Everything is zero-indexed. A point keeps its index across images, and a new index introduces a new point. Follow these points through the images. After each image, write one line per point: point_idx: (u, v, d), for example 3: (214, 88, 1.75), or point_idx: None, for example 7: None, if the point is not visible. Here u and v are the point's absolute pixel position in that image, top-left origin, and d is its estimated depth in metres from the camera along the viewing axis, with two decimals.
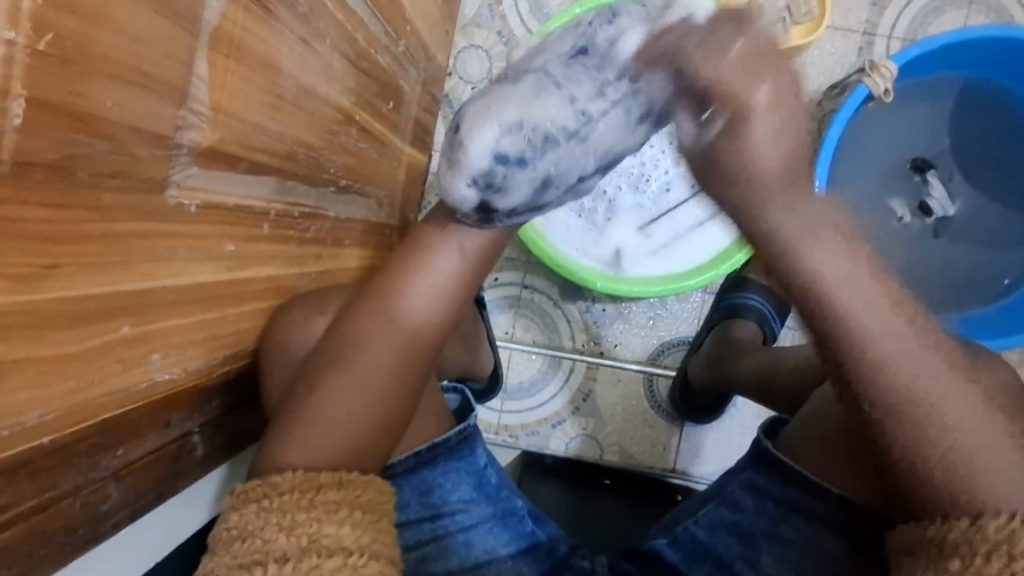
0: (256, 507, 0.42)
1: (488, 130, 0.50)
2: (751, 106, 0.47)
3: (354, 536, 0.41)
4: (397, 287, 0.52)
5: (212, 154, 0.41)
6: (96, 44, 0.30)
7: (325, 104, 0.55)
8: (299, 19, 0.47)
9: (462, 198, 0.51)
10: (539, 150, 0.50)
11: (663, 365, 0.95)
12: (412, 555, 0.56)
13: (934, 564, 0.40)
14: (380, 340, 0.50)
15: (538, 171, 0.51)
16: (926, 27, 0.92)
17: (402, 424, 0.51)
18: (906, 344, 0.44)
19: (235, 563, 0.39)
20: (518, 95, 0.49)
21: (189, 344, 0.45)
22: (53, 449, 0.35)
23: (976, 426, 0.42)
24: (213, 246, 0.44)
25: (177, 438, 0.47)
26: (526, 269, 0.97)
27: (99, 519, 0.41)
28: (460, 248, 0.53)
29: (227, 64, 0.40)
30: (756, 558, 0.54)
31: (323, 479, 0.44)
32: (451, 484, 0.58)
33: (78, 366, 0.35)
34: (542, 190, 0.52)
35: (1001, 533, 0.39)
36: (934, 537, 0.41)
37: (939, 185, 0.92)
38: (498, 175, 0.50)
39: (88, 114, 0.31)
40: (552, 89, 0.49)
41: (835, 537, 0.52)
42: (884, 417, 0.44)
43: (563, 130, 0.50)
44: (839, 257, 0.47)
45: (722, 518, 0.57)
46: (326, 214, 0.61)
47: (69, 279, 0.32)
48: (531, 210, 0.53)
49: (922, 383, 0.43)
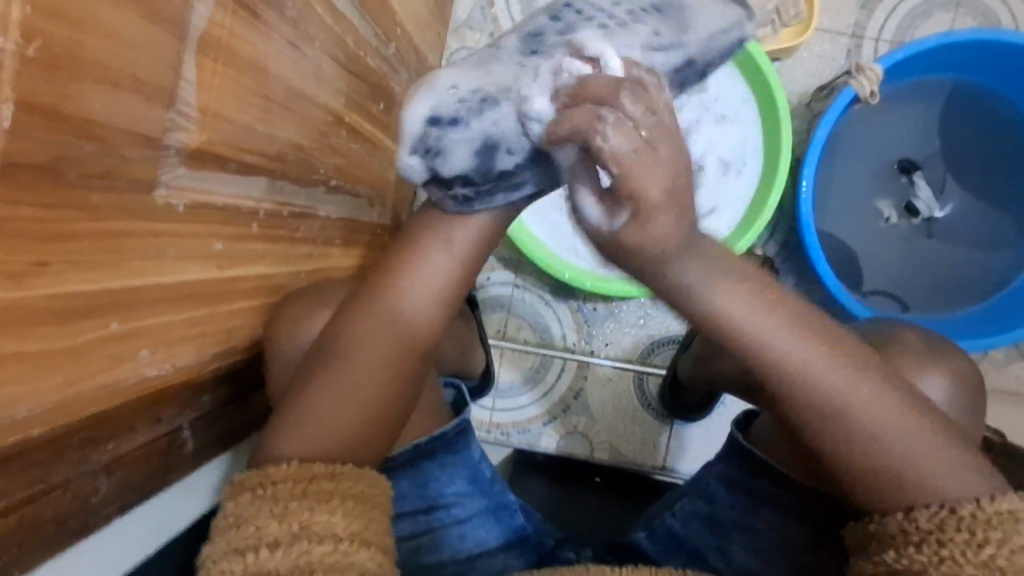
0: (250, 495, 0.43)
1: (424, 97, 0.53)
2: (644, 198, 0.38)
3: (345, 523, 0.42)
4: (394, 285, 0.52)
5: (202, 154, 0.42)
6: (84, 50, 0.31)
7: (315, 106, 0.56)
8: (287, 23, 0.48)
9: (411, 167, 0.55)
10: (475, 111, 0.52)
11: (652, 364, 0.96)
12: (407, 544, 0.58)
13: (878, 557, 0.44)
14: (379, 336, 0.51)
15: (475, 131, 0.52)
16: (914, 30, 0.93)
17: (405, 411, 0.53)
18: (825, 370, 0.43)
19: (230, 548, 0.41)
20: (459, 66, 0.53)
21: (179, 341, 0.46)
22: (45, 442, 0.36)
23: (904, 428, 0.43)
24: (202, 245, 0.45)
25: (167, 432, 0.48)
26: (518, 268, 0.98)
27: (90, 511, 0.42)
28: (451, 246, 0.54)
29: (215, 67, 0.41)
30: (729, 547, 0.56)
31: (316, 470, 0.45)
32: (448, 478, 0.59)
33: (68, 363, 0.36)
34: (485, 151, 0.52)
35: (932, 522, 0.42)
36: (875, 531, 0.44)
37: (925, 187, 0.92)
38: (435, 139, 0.53)
39: (76, 116, 0.31)
40: (495, 57, 0.53)
41: (797, 526, 0.54)
42: (821, 436, 0.44)
43: (503, 94, 0.51)
44: (743, 293, 0.43)
45: (698, 511, 0.59)
46: (317, 214, 0.62)
47: (58, 276, 0.33)
48: (491, 181, 0.53)
49: (851, 398, 0.43)
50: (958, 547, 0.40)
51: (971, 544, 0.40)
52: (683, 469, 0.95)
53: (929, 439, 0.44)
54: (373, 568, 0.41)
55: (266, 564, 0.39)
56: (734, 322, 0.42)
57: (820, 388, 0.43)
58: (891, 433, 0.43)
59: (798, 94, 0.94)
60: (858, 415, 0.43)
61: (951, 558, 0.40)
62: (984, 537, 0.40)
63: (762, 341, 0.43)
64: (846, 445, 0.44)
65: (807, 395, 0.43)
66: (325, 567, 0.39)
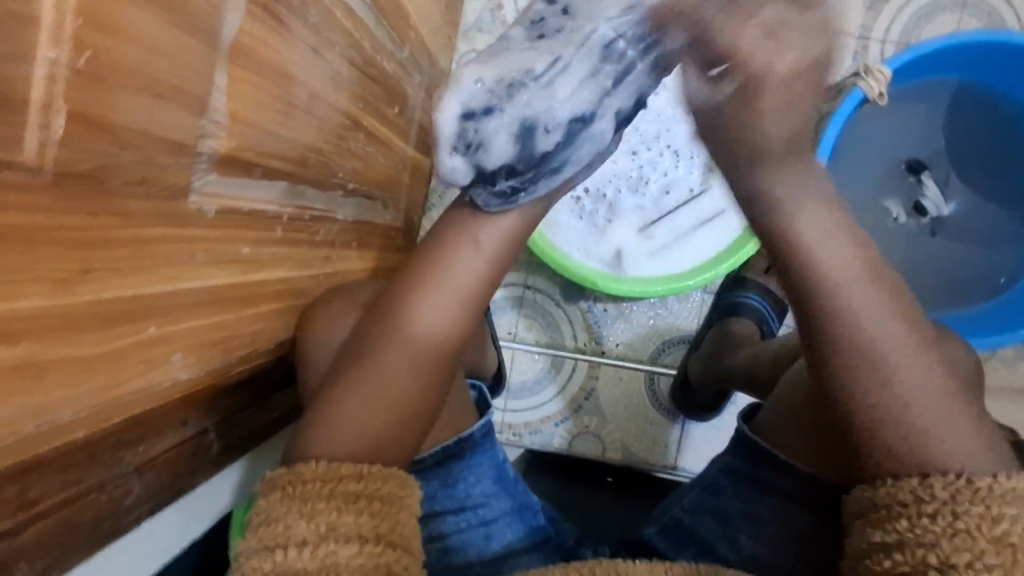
0: (280, 494, 0.44)
1: (453, 97, 0.52)
2: (765, 79, 0.47)
3: (372, 525, 0.43)
4: (416, 288, 0.53)
5: (232, 160, 0.43)
6: (126, 60, 0.31)
7: (334, 111, 0.56)
8: (310, 29, 0.49)
9: (452, 166, 0.54)
10: (504, 98, 0.52)
11: (663, 364, 0.97)
12: (434, 545, 0.59)
13: (884, 524, 0.43)
14: (404, 336, 0.52)
15: (511, 117, 0.52)
16: (919, 30, 0.94)
17: (436, 406, 0.53)
18: (874, 310, 0.46)
19: (261, 546, 0.41)
20: (478, 58, 0.53)
21: (207, 344, 0.46)
22: (84, 443, 0.37)
23: (931, 394, 0.45)
24: (229, 250, 0.46)
25: (194, 435, 0.48)
26: (529, 269, 0.98)
27: (123, 512, 0.42)
28: (478, 245, 0.54)
29: (243, 75, 0.42)
30: (736, 537, 0.57)
31: (344, 471, 0.46)
32: (474, 478, 0.60)
33: (107, 366, 0.37)
34: (523, 136, 0.53)
35: (947, 491, 0.41)
36: (885, 499, 0.43)
37: (933, 185, 0.93)
38: (472, 133, 0.53)
39: (118, 125, 0.32)
40: (510, 47, 0.53)
41: (804, 513, 0.55)
42: (851, 382, 0.46)
43: (531, 78, 0.52)
44: (823, 218, 0.49)
45: (706, 503, 0.59)
46: (335, 217, 0.63)
47: (98, 282, 0.34)
48: (534, 168, 0.54)
49: (890, 350, 0.46)
50: (972, 520, 0.40)
51: (985, 518, 0.40)
52: (691, 468, 0.96)
53: (953, 411, 0.45)
54: (399, 570, 0.42)
55: (294, 563, 0.40)
56: (803, 241, 0.48)
57: (866, 336, 0.46)
58: (916, 392, 0.45)
59: None
60: (890, 374, 0.45)
61: (965, 530, 0.39)
62: (998, 512, 0.40)
63: (814, 272, 0.48)
64: (874, 398, 0.45)
65: (846, 341, 0.46)
66: (350, 569, 0.40)
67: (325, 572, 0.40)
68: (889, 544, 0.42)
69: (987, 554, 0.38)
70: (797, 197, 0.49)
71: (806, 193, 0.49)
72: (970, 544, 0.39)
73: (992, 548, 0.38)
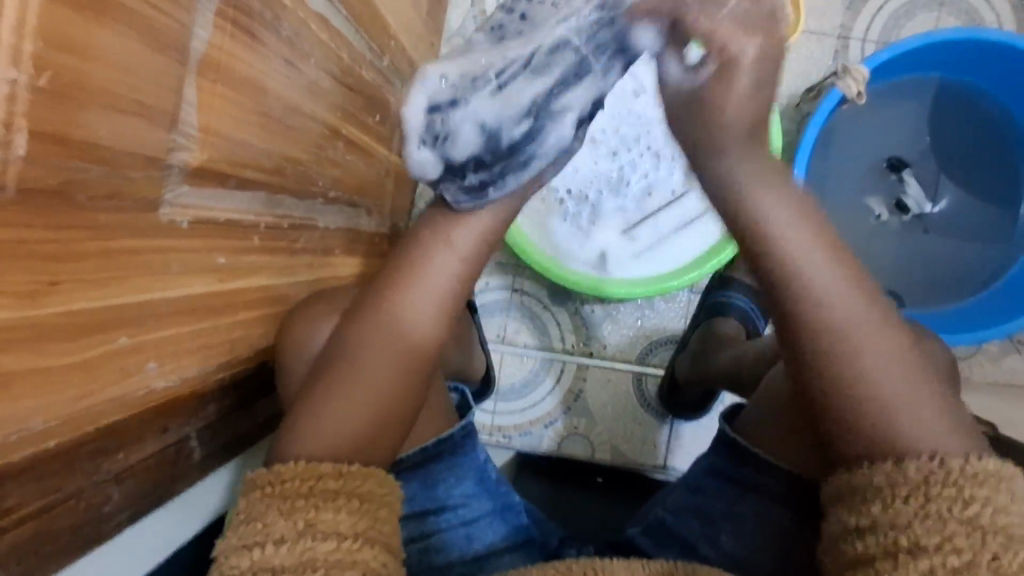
0: (259, 494, 0.45)
1: (418, 93, 0.54)
2: (740, 60, 0.52)
3: (350, 522, 0.43)
4: (397, 288, 0.55)
5: (204, 172, 0.44)
6: (90, 78, 0.32)
7: (312, 121, 0.57)
8: (283, 42, 0.49)
9: (422, 161, 0.56)
10: (468, 95, 0.54)
11: (651, 364, 0.98)
12: (416, 545, 0.59)
13: (859, 508, 0.43)
14: (388, 334, 0.53)
15: (473, 114, 0.54)
16: (899, 30, 0.94)
17: (418, 406, 0.54)
18: (851, 295, 0.49)
19: (240, 544, 0.42)
20: (446, 59, 0.55)
21: (185, 353, 0.47)
22: (59, 452, 0.37)
23: (904, 382, 0.46)
24: (205, 259, 0.47)
25: (174, 442, 0.49)
26: (516, 273, 0.99)
27: (102, 519, 0.43)
28: (453, 247, 0.56)
29: (214, 88, 0.42)
30: (716, 538, 0.57)
31: (324, 469, 0.46)
32: (455, 479, 0.61)
33: (80, 376, 0.37)
34: (489, 133, 0.55)
35: (922, 473, 0.42)
36: (862, 482, 0.44)
37: (914, 182, 0.94)
38: (440, 124, 0.55)
39: (84, 140, 0.33)
40: (473, 48, 0.56)
41: (781, 511, 0.56)
42: (829, 364, 0.48)
43: (495, 75, 0.54)
44: (787, 206, 0.52)
45: (686, 502, 0.60)
46: (316, 225, 0.64)
47: (68, 295, 0.35)
48: (501, 160, 0.56)
49: (853, 329, 0.48)
50: (944, 503, 0.41)
51: (957, 500, 0.40)
52: (680, 467, 0.97)
53: (928, 404, 0.46)
54: (377, 566, 0.42)
55: (272, 559, 0.41)
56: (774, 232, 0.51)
57: (834, 316, 0.48)
58: (887, 370, 0.47)
59: (786, 94, 0.95)
60: (865, 365, 0.47)
61: (937, 513, 0.40)
62: (970, 495, 0.41)
63: (784, 245, 0.51)
64: (844, 373, 0.47)
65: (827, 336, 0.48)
66: (327, 565, 0.41)
67: (301, 568, 0.40)
68: (863, 527, 0.42)
69: (956, 535, 0.39)
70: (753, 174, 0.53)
71: (766, 182, 0.53)
72: (941, 526, 0.40)
73: (963, 531, 0.39)
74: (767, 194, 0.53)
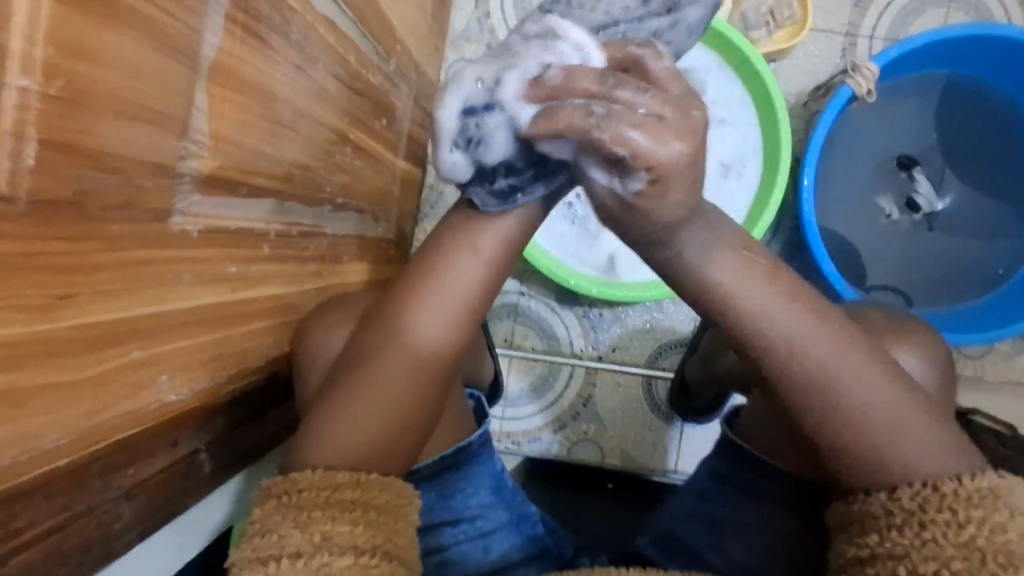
0: (275, 504, 0.44)
1: (453, 98, 0.49)
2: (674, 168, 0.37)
3: (366, 537, 0.42)
4: (413, 299, 0.51)
5: (214, 180, 0.43)
6: (103, 85, 0.31)
7: (321, 126, 0.56)
8: (292, 46, 0.49)
9: (453, 167, 0.50)
10: (510, 94, 0.47)
11: (661, 367, 0.97)
12: (432, 558, 0.58)
13: (859, 539, 0.44)
14: (404, 345, 0.51)
15: (511, 118, 0.47)
16: (907, 27, 0.94)
17: (432, 418, 0.53)
18: (836, 359, 0.43)
19: (256, 555, 0.41)
20: (484, 58, 0.49)
21: (196, 365, 0.46)
22: (69, 470, 0.36)
23: (909, 427, 0.43)
24: (216, 269, 0.46)
25: (185, 456, 0.48)
26: (523, 277, 0.98)
27: (112, 538, 0.41)
28: (478, 251, 0.51)
29: (225, 94, 0.42)
30: (726, 545, 0.56)
31: (341, 478, 0.45)
32: (472, 489, 0.60)
33: (92, 391, 0.36)
34: (527, 139, 0.48)
35: (914, 501, 0.42)
36: (858, 512, 0.44)
37: (925, 181, 0.93)
38: (474, 129, 0.48)
39: (97, 149, 0.32)
40: (512, 42, 0.48)
41: (792, 517, 0.54)
42: (831, 434, 0.44)
43: (537, 67, 0.46)
44: (732, 262, 0.43)
45: (694, 509, 0.59)
46: (324, 232, 0.63)
47: (81, 307, 0.34)
48: (537, 166, 0.49)
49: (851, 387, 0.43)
50: (939, 529, 0.40)
51: (952, 524, 0.40)
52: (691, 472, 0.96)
53: (936, 437, 0.44)
54: None
55: (286, 574, 0.39)
56: (727, 290, 0.43)
57: (822, 377, 0.43)
58: (875, 416, 0.43)
59: (794, 94, 0.95)
60: (862, 425, 0.43)
61: (931, 539, 0.40)
62: (965, 517, 0.40)
63: (775, 328, 0.42)
64: (831, 436, 0.44)
65: (814, 414, 0.43)
66: None
67: None
68: (863, 557, 0.43)
69: (954, 560, 0.39)
70: (705, 235, 0.42)
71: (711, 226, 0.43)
72: (937, 553, 0.39)
73: (959, 555, 0.39)
74: (713, 255, 0.42)
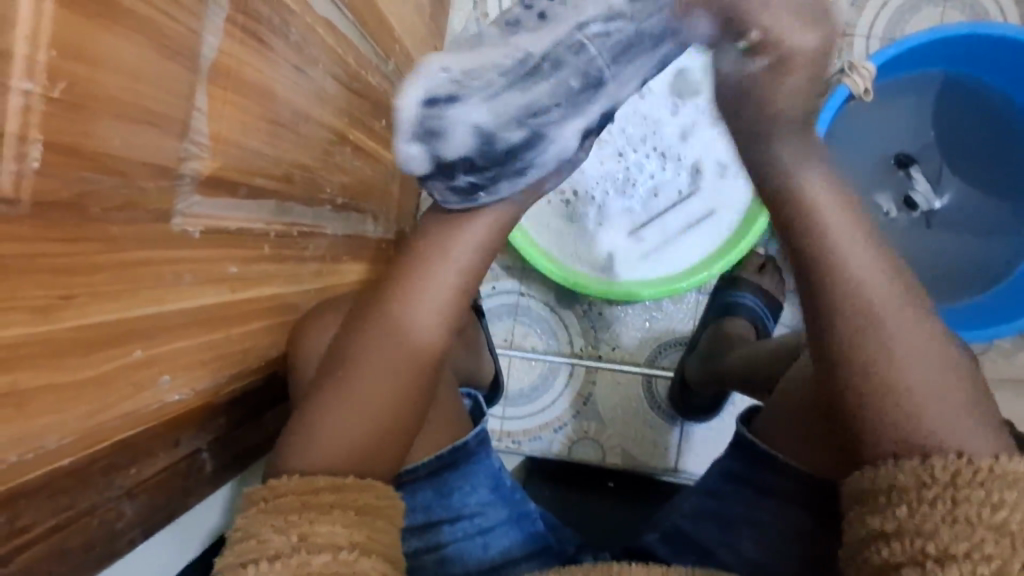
0: (256, 510, 0.44)
1: (414, 91, 0.52)
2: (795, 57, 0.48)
3: (346, 533, 0.43)
4: (398, 301, 0.53)
5: (215, 181, 0.43)
6: (104, 87, 0.32)
7: (320, 127, 0.57)
8: (291, 48, 0.49)
9: (412, 158, 0.54)
10: (468, 99, 0.51)
11: (660, 365, 0.97)
12: (430, 555, 0.58)
13: (884, 511, 0.41)
14: (391, 347, 0.52)
15: (467, 121, 0.51)
16: (904, 25, 0.94)
17: (417, 422, 0.53)
18: (892, 299, 0.46)
19: (236, 562, 0.41)
20: (455, 54, 0.52)
21: (197, 364, 0.47)
22: (71, 470, 0.37)
23: (941, 386, 0.44)
24: (217, 269, 0.46)
25: (186, 455, 0.48)
26: (523, 276, 0.98)
27: (115, 536, 0.42)
28: (451, 259, 0.55)
29: (225, 96, 0.42)
30: (729, 542, 0.57)
31: (320, 482, 0.46)
32: (470, 487, 0.60)
33: (94, 391, 0.37)
34: (483, 136, 0.52)
35: (948, 472, 0.41)
36: (885, 484, 0.42)
37: (923, 179, 0.93)
38: (434, 121, 0.52)
39: (97, 150, 0.32)
40: (481, 43, 0.52)
41: (801, 514, 0.55)
42: (869, 370, 0.45)
43: (498, 78, 0.51)
44: (827, 185, 0.50)
45: (709, 507, 0.59)
46: (324, 231, 0.63)
47: (82, 308, 0.34)
48: (494, 165, 0.54)
49: (893, 322, 0.46)
50: (972, 509, 0.39)
51: (984, 504, 0.39)
52: (692, 470, 0.96)
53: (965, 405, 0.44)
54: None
55: None
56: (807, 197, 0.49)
57: (870, 305, 0.46)
58: (913, 360, 0.45)
59: None
60: (902, 367, 0.45)
61: (964, 517, 0.38)
62: (998, 500, 0.39)
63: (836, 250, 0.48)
64: (867, 374, 0.45)
65: (857, 343, 0.46)
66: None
67: None
68: (888, 531, 0.40)
69: (986, 541, 0.37)
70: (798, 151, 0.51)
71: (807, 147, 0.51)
72: (970, 533, 0.38)
73: (991, 537, 0.37)
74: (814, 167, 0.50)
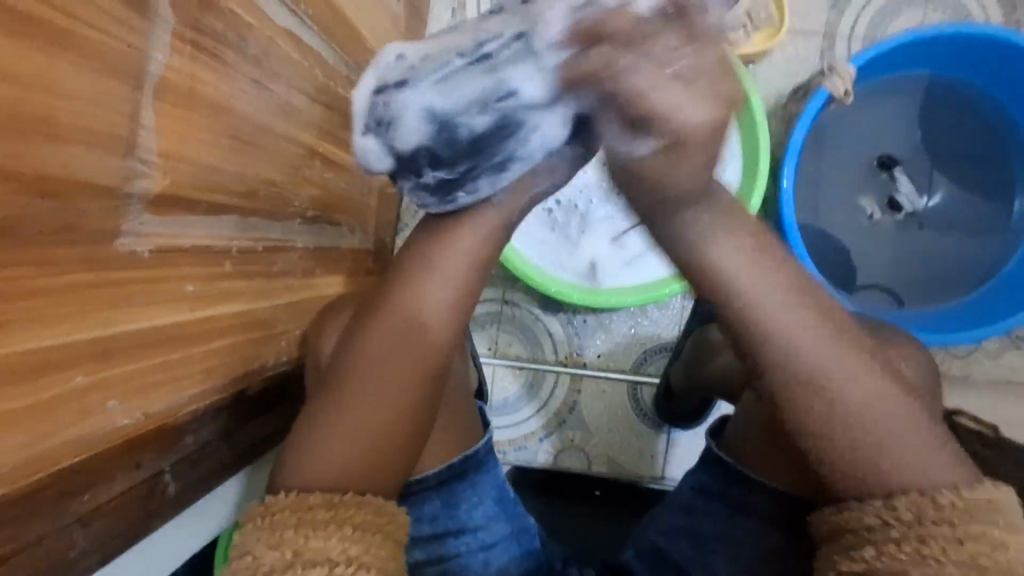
0: (254, 525, 0.44)
1: (369, 80, 0.53)
2: None
3: (341, 548, 0.42)
4: (398, 312, 0.51)
5: (166, 200, 0.42)
6: (37, 108, 0.31)
7: (285, 142, 0.56)
8: (250, 61, 0.48)
9: (370, 150, 0.53)
10: (422, 83, 0.50)
11: (646, 373, 0.96)
12: (435, 567, 0.58)
13: (853, 551, 0.42)
14: (377, 369, 0.50)
15: (416, 108, 0.50)
16: (885, 27, 0.93)
17: (412, 440, 0.51)
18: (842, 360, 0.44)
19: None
20: (425, 43, 0.53)
21: (151, 386, 0.45)
22: (13, 501, 0.36)
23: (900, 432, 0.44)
24: (173, 289, 0.45)
25: (147, 478, 0.46)
26: (505, 284, 0.97)
27: (68, 564, 0.40)
28: (444, 274, 0.52)
29: (176, 112, 0.41)
30: (708, 559, 0.56)
31: (314, 499, 0.45)
32: (478, 498, 0.59)
33: (35, 418, 0.36)
34: (434, 125, 0.50)
35: (911, 508, 0.42)
36: (849, 522, 0.43)
37: (906, 181, 0.92)
38: (383, 108, 0.51)
39: (32, 172, 0.32)
40: (452, 33, 0.53)
41: (780, 531, 0.53)
42: (829, 429, 0.44)
43: (457, 61, 0.50)
44: (727, 230, 0.47)
45: (679, 523, 0.58)
46: (294, 245, 0.62)
47: (19, 334, 0.33)
48: (459, 156, 0.50)
49: (849, 382, 0.44)
50: (937, 544, 0.40)
51: (950, 539, 0.40)
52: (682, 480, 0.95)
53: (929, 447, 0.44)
54: None
55: None
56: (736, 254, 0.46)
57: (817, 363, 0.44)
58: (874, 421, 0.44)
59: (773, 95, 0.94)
60: (864, 426, 0.44)
61: (931, 555, 0.39)
62: (963, 534, 0.40)
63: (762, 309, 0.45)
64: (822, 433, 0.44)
65: (814, 405, 0.44)
66: None
67: None
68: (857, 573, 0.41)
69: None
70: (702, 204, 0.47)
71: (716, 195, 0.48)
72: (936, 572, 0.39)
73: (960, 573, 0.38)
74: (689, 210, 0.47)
